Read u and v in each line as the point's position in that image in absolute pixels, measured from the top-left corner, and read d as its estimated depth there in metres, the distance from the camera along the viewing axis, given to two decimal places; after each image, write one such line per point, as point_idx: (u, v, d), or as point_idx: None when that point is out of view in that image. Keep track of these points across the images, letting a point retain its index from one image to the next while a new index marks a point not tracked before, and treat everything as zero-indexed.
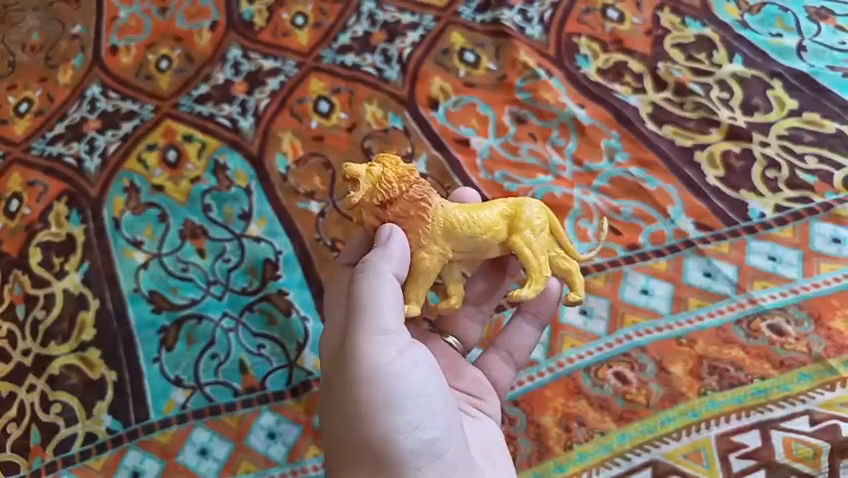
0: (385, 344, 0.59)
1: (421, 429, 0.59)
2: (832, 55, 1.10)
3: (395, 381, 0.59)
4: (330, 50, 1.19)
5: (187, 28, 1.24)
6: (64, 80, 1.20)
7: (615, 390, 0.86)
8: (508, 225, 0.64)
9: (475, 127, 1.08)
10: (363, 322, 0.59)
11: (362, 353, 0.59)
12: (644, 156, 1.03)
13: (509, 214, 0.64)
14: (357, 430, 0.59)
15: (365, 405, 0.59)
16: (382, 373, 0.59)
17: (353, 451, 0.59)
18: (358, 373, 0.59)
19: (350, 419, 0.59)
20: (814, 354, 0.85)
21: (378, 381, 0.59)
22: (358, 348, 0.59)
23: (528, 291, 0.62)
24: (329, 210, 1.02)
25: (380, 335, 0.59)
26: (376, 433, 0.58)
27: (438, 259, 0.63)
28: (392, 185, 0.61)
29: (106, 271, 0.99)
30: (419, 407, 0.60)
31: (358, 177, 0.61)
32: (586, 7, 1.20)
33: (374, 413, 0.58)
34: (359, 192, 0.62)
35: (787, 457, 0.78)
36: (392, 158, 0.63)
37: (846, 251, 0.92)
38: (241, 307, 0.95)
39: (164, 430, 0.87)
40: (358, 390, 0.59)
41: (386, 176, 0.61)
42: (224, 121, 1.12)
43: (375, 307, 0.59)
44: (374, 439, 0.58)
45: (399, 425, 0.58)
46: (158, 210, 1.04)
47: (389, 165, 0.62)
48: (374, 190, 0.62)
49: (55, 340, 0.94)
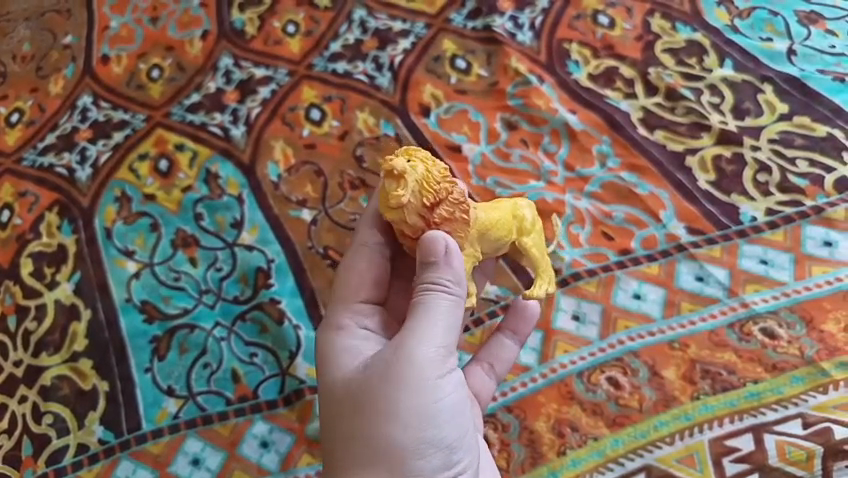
0: (440, 356, 0.58)
1: (449, 447, 0.59)
2: (822, 60, 1.10)
3: (438, 395, 0.58)
4: (321, 58, 1.19)
5: (178, 37, 1.24)
6: (55, 90, 1.20)
7: (608, 395, 0.86)
8: (522, 225, 0.67)
9: (466, 134, 1.08)
10: (424, 331, 0.58)
11: (418, 359, 0.57)
12: (635, 161, 1.03)
13: (518, 215, 0.67)
14: (388, 433, 0.57)
15: (404, 410, 0.57)
16: (430, 384, 0.58)
17: (376, 452, 0.57)
18: (407, 378, 0.57)
19: (384, 419, 0.57)
20: (807, 357, 0.85)
21: (425, 391, 0.58)
22: (413, 354, 0.57)
23: (543, 288, 0.70)
24: (321, 218, 1.02)
25: (437, 347, 0.58)
26: (407, 441, 0.57)
27: (470, 261, 0.64)
28: (439, 186, 0.60)
29: (98, 281, 0.99)
30: (453, 424, 0.59)
31: (406, 175, 0.59)
32: (577, 14, 1.21)
33: (412, 422, 0.57)
34: (407, 190, 0.60)
35: (780, 460, 0.78)
36: (423, 155, 0.61)
37: (837, 254, 0.92)
38: (233, 317, 0.95)
39: (156, 440, 0.87)
40: (400, 393, 0.57)
41: (432, 176, 0.60)
42: (216, 129, 1.12)
43: (439, 319, 0.58)
44: (404, 447, 0.57)
45: (432, 440, 0.58)
46: (150, 219, 1.04)
47: (429, 164, 0.61)
48: (421, 190, 0.60)
49: (47, 351, 0.94)
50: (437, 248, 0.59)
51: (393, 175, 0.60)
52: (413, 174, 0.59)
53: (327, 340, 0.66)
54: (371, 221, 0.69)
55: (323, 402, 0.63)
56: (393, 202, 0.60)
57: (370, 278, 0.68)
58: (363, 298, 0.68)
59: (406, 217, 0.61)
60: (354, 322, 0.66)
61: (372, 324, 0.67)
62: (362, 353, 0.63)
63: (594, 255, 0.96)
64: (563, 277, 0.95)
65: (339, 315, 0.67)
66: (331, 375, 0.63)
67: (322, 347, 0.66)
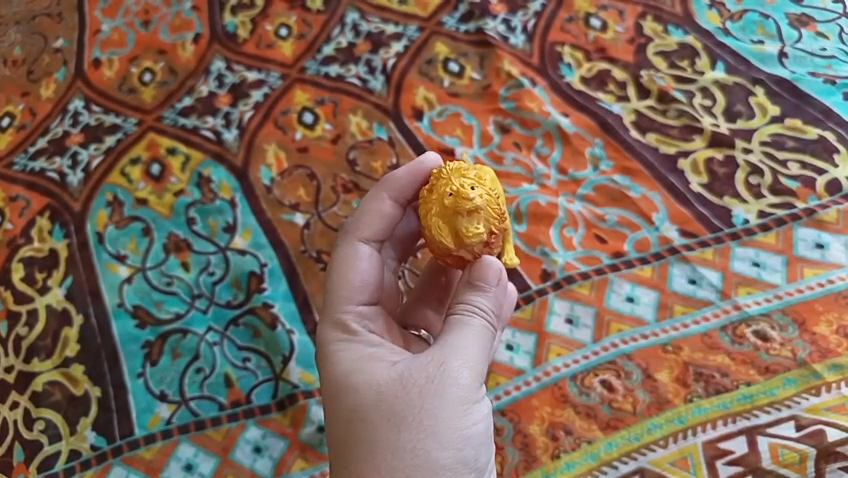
0: (479, 377, 0.59)
1: (479, 472, 0.59)
2: (813, 62, 1.10)
3: (477, 414, 0.58)
4: (314, 61, 1.18)
5: (170, 40, 1.23)
6: (46, 94, 1.20)
7: (601, 398, 0.86)
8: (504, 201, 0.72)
9: (459, 137, 1.08)
10: (467, 351, 0.59)
11: (462, 377, 0.58)
12: (627, 164, 1.03)
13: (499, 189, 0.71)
14: (428, 448, 0.56)
15: (447, 425, 0.57)
16: (471, 402, 0.58)
17: (413, 465, 0.56)
18: (450, 393, 0.57)
19: (424, 432, 0.56)
20: (799, 359, 0.85)
21: (468, 409, 0.58)
22: (458, 370, 0.58)
23: None
24: (314, 222, 1.01)
25: (477, 368, 0.59)
26: (445, 458, 0.56)
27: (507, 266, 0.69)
28: (499, 210, 0.64)
29: (89, 286, 0.98)
30: (483, 448, 0.59)
31: (479, 208, 0.62)
32: (569, 17, 1.21)
33: (452, 439, 0.57)
34: (482, 223, 0.63)
35: (774, 462, 0.78)
36: (474, 176, 0.64)
37: (829, 256, 0.92)
38: (226, 322, 0.94)
39: (149, 445, 0.87)
40: (442, 409, 0.57)
41: (495, 201, 0.64)
42: (208, 133, 1.11)
43: (479, 343, 0.60)
44: (441, 462, 0.56)
45: (468, 460, 0.58)
46: (142, 223, 1.03)
47: (485, 185, 0.64)
48: (489, 218, 0.63)
49: (38, 356, 0.93)
50: (491, 275, 0.62)
51: (470, 210, 0.62)
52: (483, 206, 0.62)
53: (338, 345, 0.65)
54: (378, 217, 0.69)
55: (342, 411, 0.60)
56: (471, 237, 0.62)
57: (372, 281, 0.68)
58: (365, 297, 0.67)
59: (475, 248, 0.63)
60: (361, 326, 0.66)
61: (375, 327, 0.67)
62: (383, 359, 0.62)
63: (587, 258, 0.96)
64: (556, 280, 0.95)
65: (341, 314, 0.66)
66: (354, 381, 0.60)
67: (330, 350, 0.65)
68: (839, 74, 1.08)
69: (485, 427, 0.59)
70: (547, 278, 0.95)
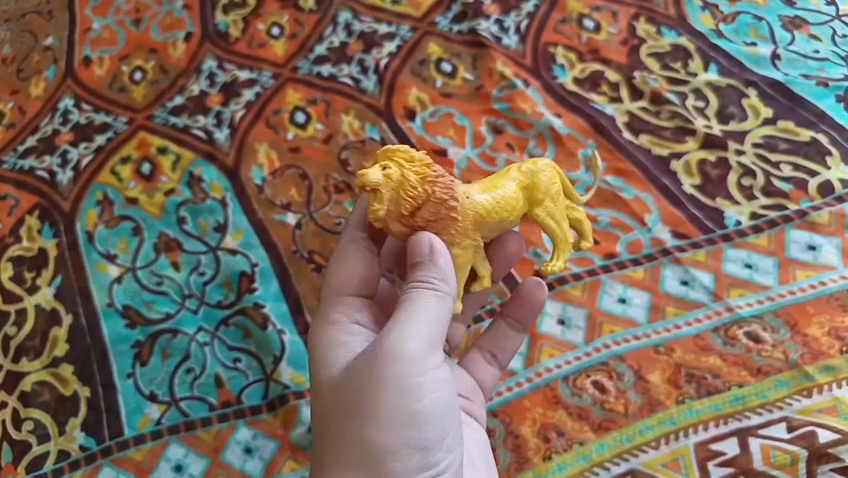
0: (421, 355, 0.58)
1: (430, 448, 0.59)
2: (806, 64, 1.10)
3: (419, 395, 0.58)
4: (306, 61, 1.18)
5: (161, 39, 1.23)
6: (36, 92, 1.19)
7: (593, 399, 0.85)
8: (545, 187, 0.65)
9: (452, 137, 1.08)
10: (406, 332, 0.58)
11: (398, 357, 0.57)
12: (620, 165, 1.03)
13: (533, 172, 0.65)
14: (367, 434, 0.57)
15: (383, 409, 0.57)
16: (409, 385, 0.58)
17: (356, 451, 0.58)
18: (386, 377, 0.58)
19: (363, 418, 0.58)
20: (791, 361, 0.85)
21: (406, 393, 0.58)
22: (395, 353, 0.57)
23: (557, 263, 0.66)
24: (306, 223, 1.01)
25: (420, 345, 0.58)
26: (385, 440, 0.57)
27: (470, 250, 0.63)
28: (415, 189, 0.59)
29: (79, 285, 0.98)
30: (435, 424, 0.59)
31: (377, 187, 0.59)
32: (562, 18, 1.21)
33: (392, 422, 0.57)
34: (384, 203, 0.60)
35: (765, 464, 0.78)
36: (400, 153, 0.60)
37: (821, 258, 0.92)
38: (217, 322, 0.94)
39: (138, 446, 0.86)
40: (378, 393, 0.58)
41: (408, 181, 0.59)
42: (199, 132, 1.11)
43: (422, 319, 0.58)
44: (383, 447, 0.57)
45: (411, 441, 0.58)
46: (133, 223, 1.03)
47: (407, 165, 0.60)
48: (397, 198, 0.60)
49: (27, 356, 0.93)
50: (422, 248, 0.59)
51: (370, 189, 0.59)
52: (385, 185, 0.59)
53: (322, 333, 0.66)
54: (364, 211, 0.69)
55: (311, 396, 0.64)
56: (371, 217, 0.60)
57: (362, 273, 0.67)
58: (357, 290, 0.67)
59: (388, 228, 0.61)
60: (348, 316, 0.66)
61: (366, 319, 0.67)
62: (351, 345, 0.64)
63: (580, 259, 0.96)
64: (549, 281, 0.94)
65: (334, 309, 0.66)
66: (317, 369, 0.63)
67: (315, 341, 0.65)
68: (832, 77, 1.08)
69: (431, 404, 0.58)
70: None
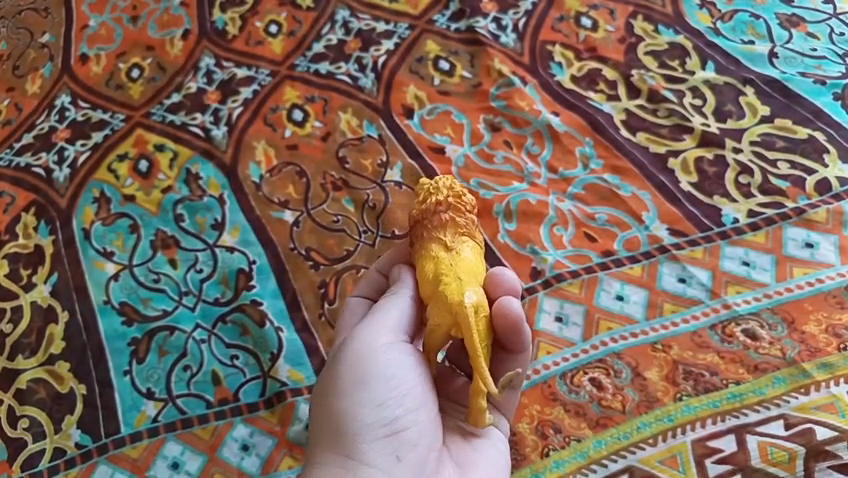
0: (374, 330, 0.62)
1: (384, 408, 0.60)
2: (803, 62, 1.11)
3: (373, 361, 0.61)
4: (303, 59, 1.18)
5: (158, 36, 1.23)
6: (32, 90, 1.18)
7: (590, 396, 0.85)
8: (432, 307, 0.60)
9: (449, 135, 1.08)
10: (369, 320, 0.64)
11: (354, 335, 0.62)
12: (617, 162, 1.03)
13: (440, 290, 0.59)
14: (328, 404, 0.61)
15: (340, 379, 0.61)
16: (364, 354, 0.61)
17: (322, 423, 0.61)
18: (344, 352, 0.62)
19: (325, 392, 0.62)
20: (788, 358, 0.85)
21: (360, 360, 0.61)
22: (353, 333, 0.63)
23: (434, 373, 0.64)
24: (303, 220, 1.01)
25: (378, 323, 0.62)
26: (340, 405, 0.60)
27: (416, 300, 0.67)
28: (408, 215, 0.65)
29: (75, 283, 0.97)
30: (388, 387, 0.61)
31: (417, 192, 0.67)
32: (560, 16, 1.21)
33: (345, 389, 0.61)
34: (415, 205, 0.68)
35: (763, 461, 0.78)
36: (431, 188, 0.64)
37: (818, 255, 0.92)
38: (214, 319, 0.94)
39: (135, 444, 0.85)
40: (336, 366, 0.62)
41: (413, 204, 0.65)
42: (197, 130, 1.11)
43: (383, 306, 0.64)
44: (340, 412, 0.60)
45: (364, 401, 0.60)
46: (130, 220, 1.03)
47: (418, 197, 0.64)
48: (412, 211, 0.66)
49: (23, 354, 0.92)
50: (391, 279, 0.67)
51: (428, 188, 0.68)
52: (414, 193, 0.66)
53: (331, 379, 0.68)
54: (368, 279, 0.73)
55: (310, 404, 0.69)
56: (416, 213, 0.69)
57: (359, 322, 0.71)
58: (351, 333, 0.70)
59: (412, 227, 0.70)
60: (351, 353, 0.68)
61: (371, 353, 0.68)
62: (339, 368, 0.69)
63: (578, 257, 0.96)
64: (546, 279, 0.94)
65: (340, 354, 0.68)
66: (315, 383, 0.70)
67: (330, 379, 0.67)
68: (829, 74, 1.09)
69: (385, 367, 0.61)
70: (537, 276, 0.95)
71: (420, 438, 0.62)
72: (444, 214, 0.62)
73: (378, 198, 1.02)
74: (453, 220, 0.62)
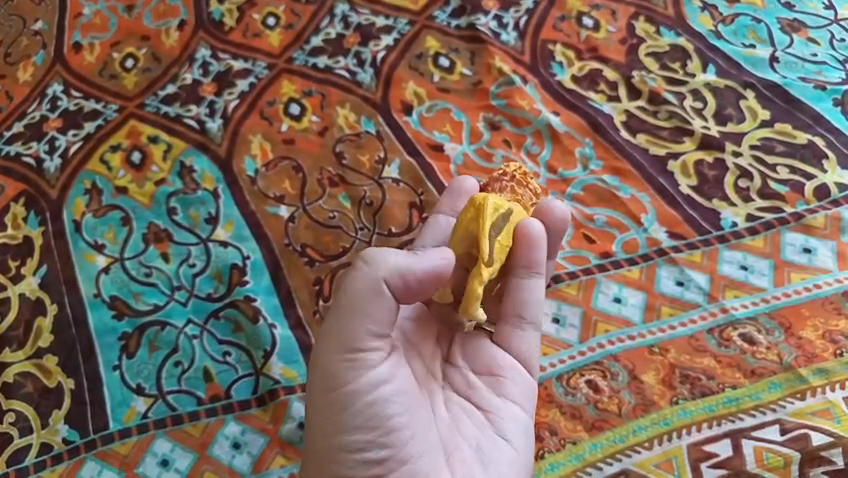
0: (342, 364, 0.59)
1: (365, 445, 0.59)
2: (803, 67, 1.11)
3: (348, 397, 0.59)
4: (301, 52, 1.17)
5: (154, 27, 1.21)
6: (24, 78, 1.16)
7: (587, 398, 0.85)
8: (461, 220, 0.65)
9: (448, 133, 1.07)
10: (341, 316, 0.59)
11: (323, 366, 0.59)
12: (617, 164, 1.02)
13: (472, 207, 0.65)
14: (313, 442, 0.60)
15: (321, 416, 0.60)
16: (338, 388, 0.59)
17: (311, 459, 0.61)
18: (319, 385, 0.60)
19: (309, 428, 0.61)
20: (785, 363, 0.84)
21: (330, 393, 0.59)
22: (321, 362, 0.59)
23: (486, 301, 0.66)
24: (299, 216, 0.99)
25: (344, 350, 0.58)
26: (327, 444, 0.60)
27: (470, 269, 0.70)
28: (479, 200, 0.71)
29: (65, 275, 0.96)
30: (368, 423, 0.58)
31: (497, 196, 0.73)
32: (561, 15, 1.20)
33: (328, 427, 0.59)
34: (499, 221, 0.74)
35: (758, 466, 0.78)
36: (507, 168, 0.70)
37: (816, 261, 0.92)
38: (206, 314, 0.92)
39: (124, 440, 0.84)
40: (314, 403, 0.60)
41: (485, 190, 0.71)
42: (191, 122, 1.09)
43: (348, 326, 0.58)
44: (328, 452, 0.60)
45: (344, 440, 0.59)
46: (122, 213, 1.01)
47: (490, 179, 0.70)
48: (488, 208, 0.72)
49: (10, 347, 0.90)
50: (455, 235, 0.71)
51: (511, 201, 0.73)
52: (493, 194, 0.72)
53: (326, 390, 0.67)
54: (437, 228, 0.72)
55: None
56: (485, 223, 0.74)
57: None
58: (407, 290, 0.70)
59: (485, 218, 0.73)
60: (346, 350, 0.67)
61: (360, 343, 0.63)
62: None
63: (576, 258, 0.95)
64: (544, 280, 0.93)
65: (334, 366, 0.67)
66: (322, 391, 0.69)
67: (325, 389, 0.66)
68: (829, 80, 1.08)
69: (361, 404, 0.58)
70: None
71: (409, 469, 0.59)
72: (507, 182, 0.67)
73: (376, 195, 1.00)
74: (513, 188, 0.67)
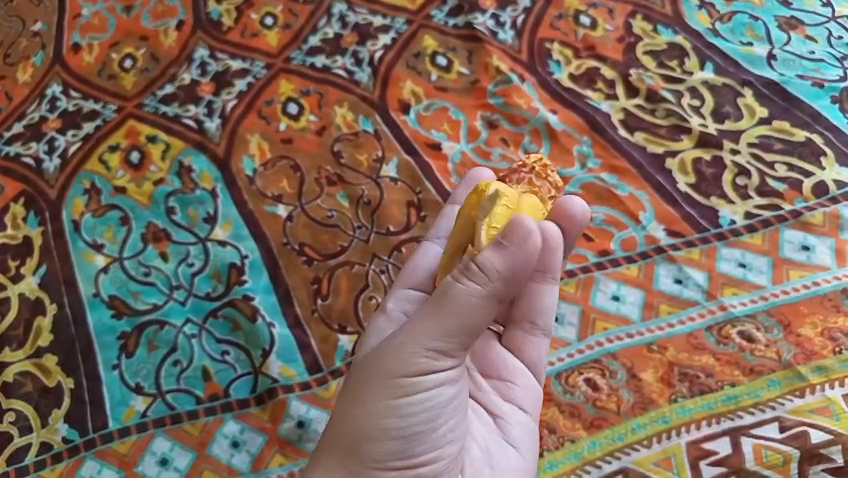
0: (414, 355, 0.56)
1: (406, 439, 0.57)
2: (801, 65, 1.10)
3: (408, 391, 0.57)
4: (299, 52, 1.17)
5: (152, 27, 1.21)
6: (23, 79, 1.16)
7: (585, 396, 0.84)
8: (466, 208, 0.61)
9: (446, 131, 1.07)
10: (436, 306, 0.55)
11: (394, 349, 0.56)
12: (615, 162, 1.02)
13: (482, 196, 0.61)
14: (351, 417, 0.57)
15: (374, 394, 0.57)
16: (401, 377, 0.56)
17: (337, 429, 0.58)
18: (381, 365, 0.57)
19: (352, 400, 0.58)
20: (784, 361, 0.84)
21: (391, 375, 0.57)
22: (394, 344, 0.56)
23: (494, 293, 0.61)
24: (297, 215, 0.99)
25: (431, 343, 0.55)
26: (370, 425, 0.57)
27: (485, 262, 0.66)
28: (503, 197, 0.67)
29: (64, 275, 0.96)
30: (417, 423, 0.57)
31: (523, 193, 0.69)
32: (559, 14, 1.20)
33: (375, 410, 0.57)
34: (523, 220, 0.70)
35: (757, 464, 0.77)
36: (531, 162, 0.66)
37: (815, 259, 0.92)
38: (205, 314, 0.92)
39: (123, 439, 0.84)
40: (369, 379, 0.57)
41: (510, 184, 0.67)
42: (190, 122, 1.09)
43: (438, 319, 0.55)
44: (363, 433, 0.57)
45: (389, 429, 0.57)
46: (120, 212, 1.01)
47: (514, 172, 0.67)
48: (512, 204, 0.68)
49: (10, 346, 0.91)
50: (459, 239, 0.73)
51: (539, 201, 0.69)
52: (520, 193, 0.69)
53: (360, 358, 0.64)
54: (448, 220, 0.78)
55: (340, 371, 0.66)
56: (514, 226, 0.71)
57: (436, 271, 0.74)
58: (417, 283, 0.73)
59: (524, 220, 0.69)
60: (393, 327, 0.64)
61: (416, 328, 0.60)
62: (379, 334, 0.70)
63: (574, 257, 0.95)
64: None
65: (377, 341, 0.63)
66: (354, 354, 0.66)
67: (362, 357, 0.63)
68: (827, 78, 1.08)
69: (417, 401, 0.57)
70: None
71: (437, 473, 0.59)
72: (525, 174, 0.63)
73: (373, 194, 1.01)
74: (531, 180, 0.62)
